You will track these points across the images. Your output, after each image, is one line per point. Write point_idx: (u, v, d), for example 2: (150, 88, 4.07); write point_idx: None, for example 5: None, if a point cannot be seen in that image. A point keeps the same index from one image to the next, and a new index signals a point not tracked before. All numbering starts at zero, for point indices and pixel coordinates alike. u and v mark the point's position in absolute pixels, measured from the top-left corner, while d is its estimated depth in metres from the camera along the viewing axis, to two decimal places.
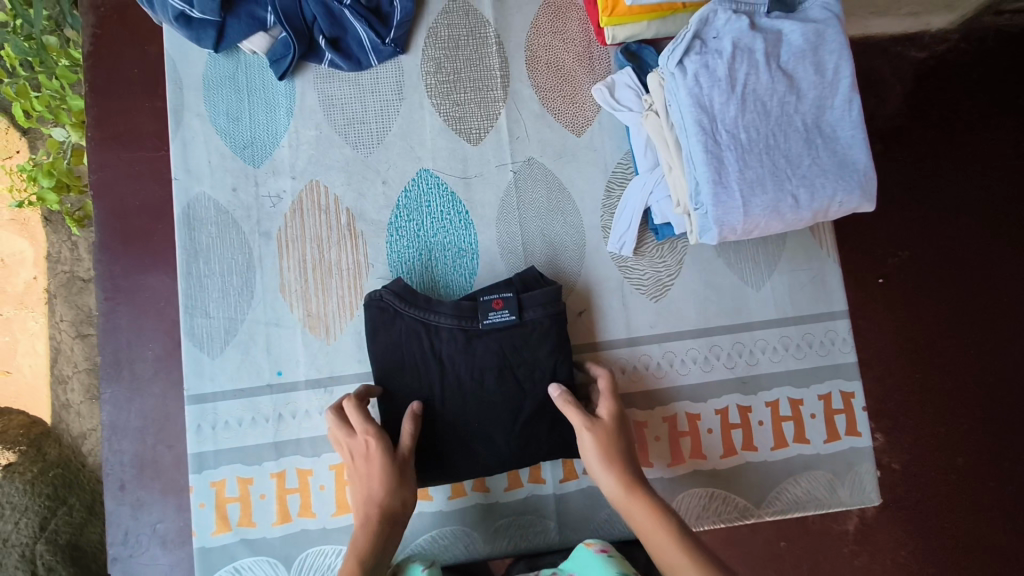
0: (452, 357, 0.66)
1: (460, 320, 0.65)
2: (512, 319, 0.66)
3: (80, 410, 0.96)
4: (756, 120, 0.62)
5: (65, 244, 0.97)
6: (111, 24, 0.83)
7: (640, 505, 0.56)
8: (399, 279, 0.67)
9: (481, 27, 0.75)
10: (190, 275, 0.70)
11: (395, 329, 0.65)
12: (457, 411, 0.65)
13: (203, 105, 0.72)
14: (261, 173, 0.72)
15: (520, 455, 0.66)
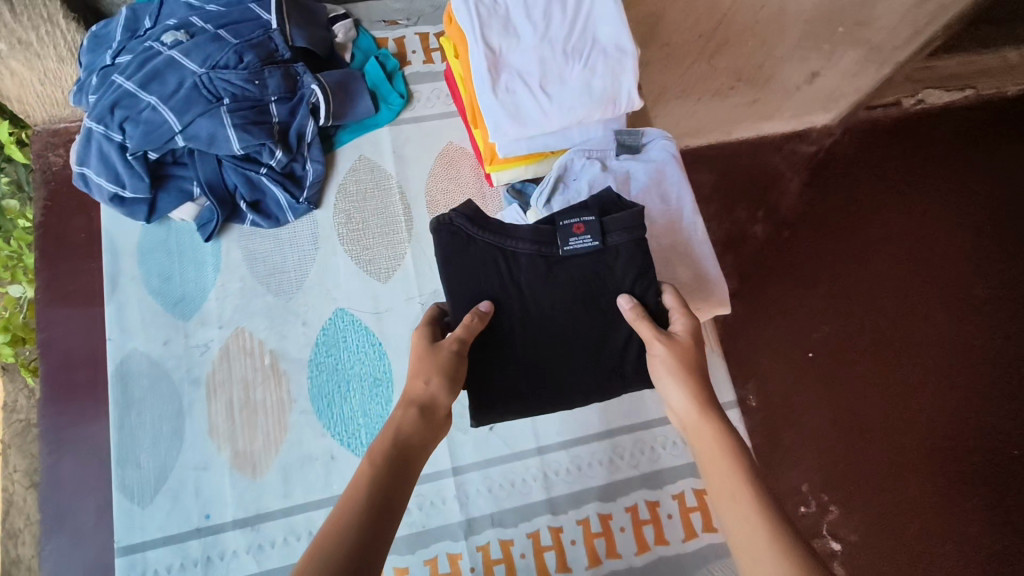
0: (532, 283, 0.62)
1: (540, 246, 0.62)
2: (594, 244, 0.62)
3: (31, 564, 0.90)
4: None
5: (21, 393, 0.98)
6: (61, 196, 0.93)
7: (706, 432, 0.54)
8: (467, 203, 0.63)
9: (385, 180, 0.87)
10: (122, 428, 0.75)
11: (470, 255, 0.61)
12: (536, 340, 0.62)
13: (138, 270, 0.80)
14: (190, 325, 0.79)
15: (611, 382, 0.64)
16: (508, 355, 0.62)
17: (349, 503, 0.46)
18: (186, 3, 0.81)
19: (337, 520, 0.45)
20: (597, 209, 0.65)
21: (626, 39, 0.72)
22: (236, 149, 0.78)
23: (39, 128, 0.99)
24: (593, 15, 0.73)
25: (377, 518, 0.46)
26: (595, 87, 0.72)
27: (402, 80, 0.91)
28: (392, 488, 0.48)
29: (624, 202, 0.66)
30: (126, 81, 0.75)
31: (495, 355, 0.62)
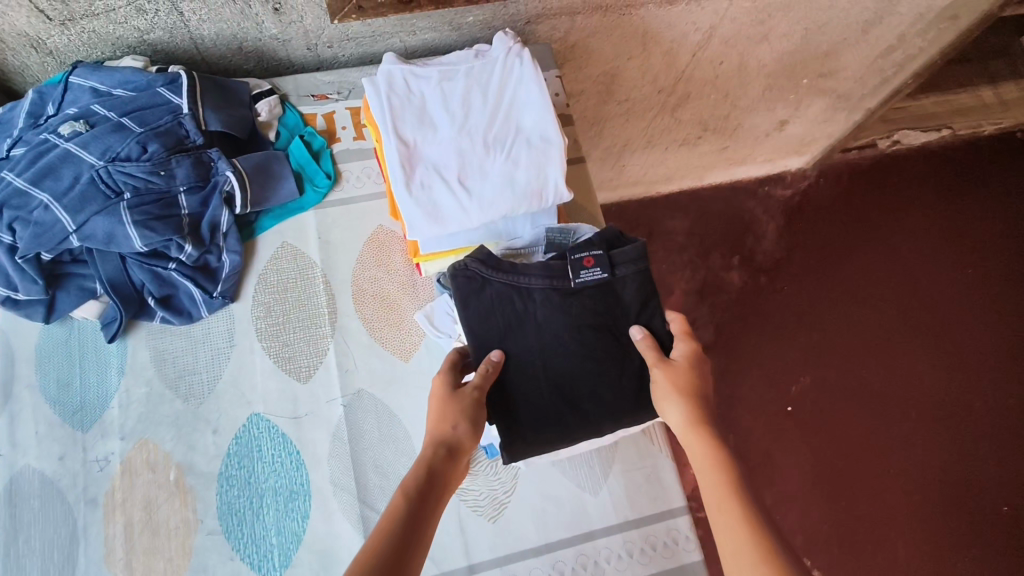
0: (548, 317, 0.64)
1: (552, 279, 0.65)
2: (604, 276, 0.65)
3: None
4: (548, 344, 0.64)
5: None
6: None
7: (704, 447, 0.57)
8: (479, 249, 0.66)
9: (309, 268, 0.81)
10: (7, 557, 0.68)
11: (486, 296, 0.64)
12: (555, 367, 0.64)
13: (33, 376, 0.74)
14: (89, 437, 0.72)
15: (631, 408, 0.65)
16: (525, 386, 0.63)
17: (377, 542, 0.48)
18: (90, 87, 0.77)
19: (366, 556, 0.46)
20: (602, 243, 0.68)
21: (551, 127, 0.68)
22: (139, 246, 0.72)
23: None
24: (516, 102, 0.69)
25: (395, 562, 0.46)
26: (519, 179, 0.67)
27: (329, 159, 0.85)
28: (420, 524, 0.50)
29: (625, 238, 0.70)
30: (15, 178, 0.70)
31: (524, 387, 0.63)
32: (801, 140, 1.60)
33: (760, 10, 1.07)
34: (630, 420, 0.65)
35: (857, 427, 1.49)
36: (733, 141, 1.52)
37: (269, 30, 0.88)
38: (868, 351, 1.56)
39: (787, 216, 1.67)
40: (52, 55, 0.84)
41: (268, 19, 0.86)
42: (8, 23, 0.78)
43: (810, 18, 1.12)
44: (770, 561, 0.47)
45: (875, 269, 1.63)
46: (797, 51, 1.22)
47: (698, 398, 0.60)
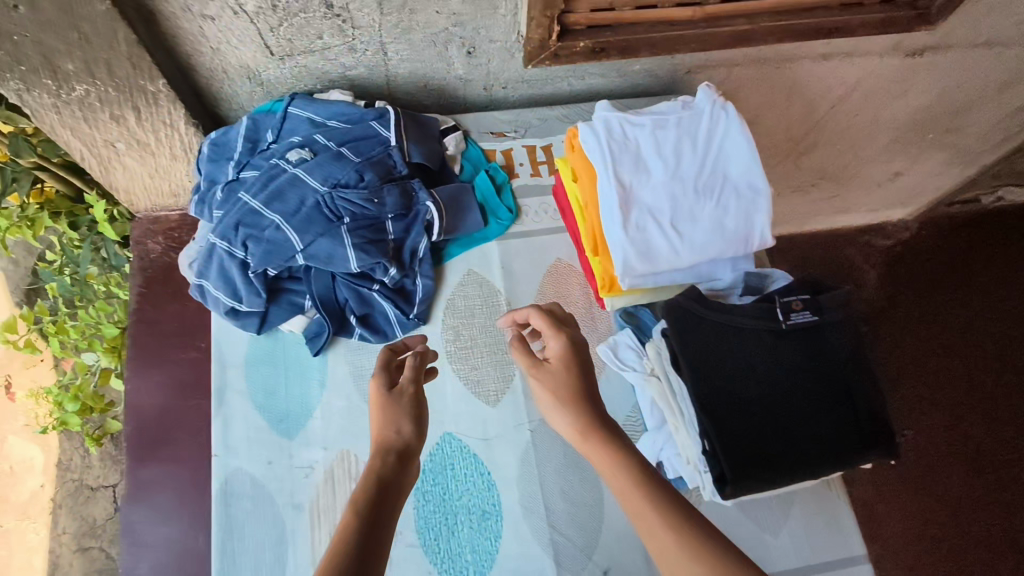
0: (760, 354, 0.66)
1: (765, 319, 0.67)
2: (813, 319, 0.68)
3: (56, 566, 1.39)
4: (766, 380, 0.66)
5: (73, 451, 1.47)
6: (155, 284, 1.08)
7: (603, 453, 0.53)
8: (690, 287, 0.70)
9: (494, 296, 0.85)
10: (223, 553, 0.72)
11: (700, 331, 0.67)
12: (772, 403, 0.65)
13: (243, 385, 0.79)
14: (295, 445, 0.77)
15: (848, 450, 0.64)
16: (744, 421, 0.64)
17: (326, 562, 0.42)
18: (307, 118, 0.81)
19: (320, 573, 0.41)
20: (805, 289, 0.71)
21: (759, 177, 0.71)
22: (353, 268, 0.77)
23: (143, 216, 1.11)
24: (724, 151, 0.72)
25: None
26: (728, 225, 0.70)
27: (511, 195, 0.90)
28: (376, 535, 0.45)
29: (824, 283, 0.72)
30: (251, 198, 0.75)
31: (745, 422, 0.64)
32: (909, 192, 1.62)
33: (907, 68, 1.11)
34: (850, 463, 0.65)
35: (966, 487, 1.45)
36: (845, 189, 1.54)
37: (456, 70, 0.94)
38: (975, 409, 1.53)
39: (890, 267, 1.67)
40: (260, 86, 0.91)
41: (459, 61, 0.92)
42: (236, 56, 0.84)
43: (951, 77, 1.15)
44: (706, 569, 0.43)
45: (981, 327, 1.62)
46: (930, 107, 1.25)
47: (584, 396, 0.56)
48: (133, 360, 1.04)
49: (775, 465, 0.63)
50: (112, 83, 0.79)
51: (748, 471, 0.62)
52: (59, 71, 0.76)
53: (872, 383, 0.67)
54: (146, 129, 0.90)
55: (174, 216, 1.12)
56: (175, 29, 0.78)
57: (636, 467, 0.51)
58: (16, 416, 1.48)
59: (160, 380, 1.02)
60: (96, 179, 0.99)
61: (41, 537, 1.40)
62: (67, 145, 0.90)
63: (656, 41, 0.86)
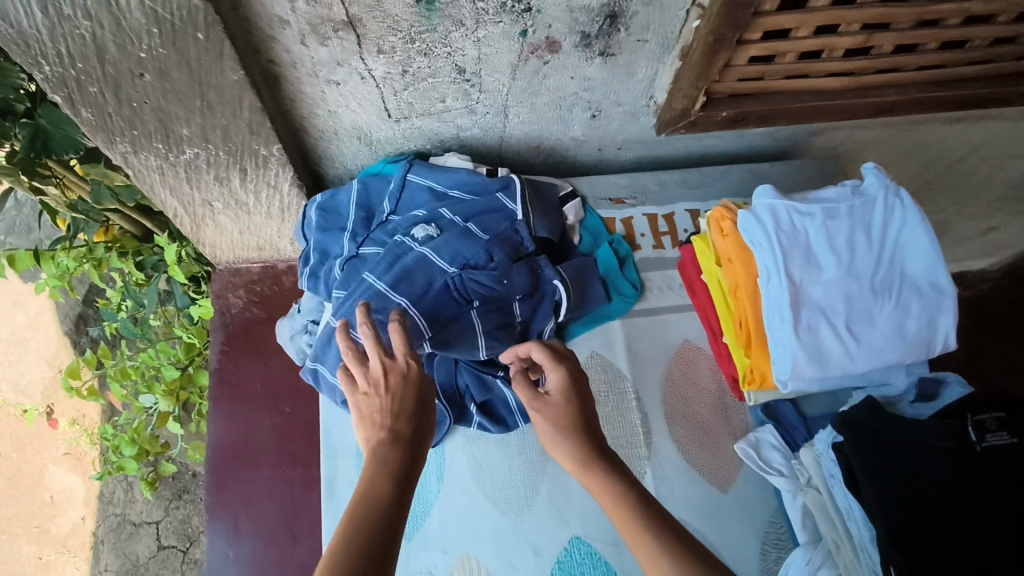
0: (953, 477, 0.60)
1: (951, 439, 0.61)
2: (1014, 441, 0.60)
3: None
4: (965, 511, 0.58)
5: (121, 485, 1.51)
6: (237, 341, 1.03)
7: (597, 479, 0.53)
8: (866, 398, 0.64)
9: (619, 381, 0.79)
10: None
11: (883, 448, 0.61)
12: (973, 536, 0.57)
13: (355, 476, 0.73)
14: (412, 546, 0.71)
15: None
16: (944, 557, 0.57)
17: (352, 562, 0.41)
18: (427, 186, 0.77)
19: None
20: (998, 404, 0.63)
21: (943, 275, 0.64)
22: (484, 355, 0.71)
23: (224, 267, 1.06)
24: (901, 245, 0.66)
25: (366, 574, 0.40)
26: (910, 328, 0.64)
27: (634, 269, 0.84)
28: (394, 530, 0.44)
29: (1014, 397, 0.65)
30: (376, 279, 0.69)
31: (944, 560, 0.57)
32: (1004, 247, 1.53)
33: None
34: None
35: None
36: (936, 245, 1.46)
37: (574, 132, 0.88)
38: None
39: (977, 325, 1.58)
40: (369, 146, 0.86)
41: (579, 123, 0.86)
42: (351, 118, 0.79)
43: None
44: None
45: None
46: None
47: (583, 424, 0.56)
48: (214, 422, 0.98)
49: None
50: (224, 147, 0.75)
51: None
52: (173, 134, 0.72)
53: None
54: (247, 189, 0.85)
55: (255, 268, 1.07)
56: (296, 92, 0.73)
57: (634, 497, 0.51)
58: (56, 445, 1.54)
59: (242, 445, 0.97)
60: (185, 234, 0.95)
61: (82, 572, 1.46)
62: (163, 203, 0.86)
63: (801, 111, 0.79)
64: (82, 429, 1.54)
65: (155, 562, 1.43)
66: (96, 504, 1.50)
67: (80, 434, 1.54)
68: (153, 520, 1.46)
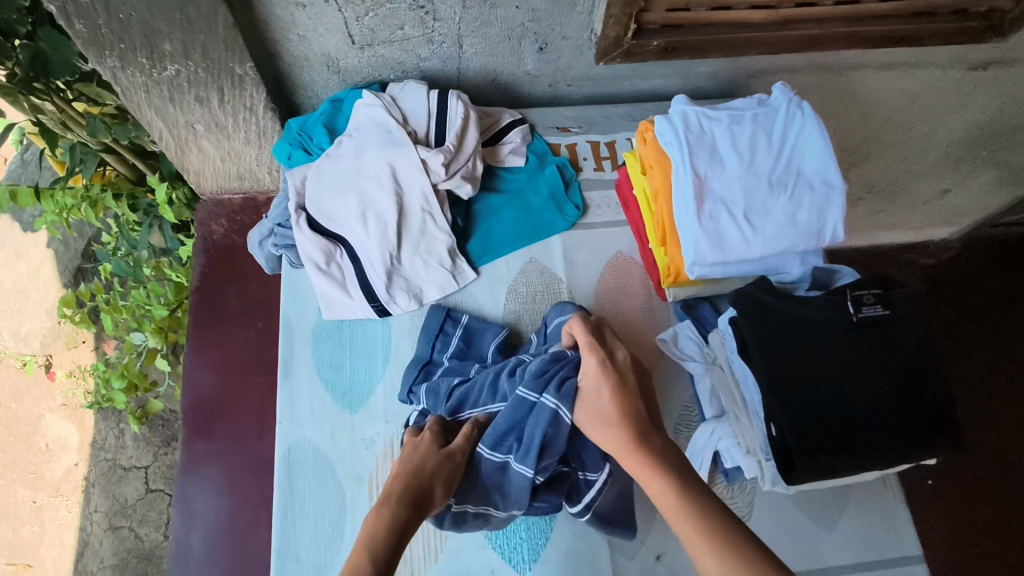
0: (830, 344, 0.68)
1: (834, 312, 0.69)
2: (884, 314, 0.69)
3: (90, 546, 1.47)
4: (836, 373, 0.68)
5: (113, 430, 1.57)
6: (217, 264, 1.09)
7: (641, 465, 0.62)
8: (760, 280, 0.72)
9: (555, 284, 0.87)
10: (286, 519, 0.74)
11: (772, 321, 0.69)
12: (839, 392, 0.67)
13: (310, 358, 0.81)
14: (357, 418, 0.79)
15: (915, 439, 0.66)
16: (812, 410, 0.66)
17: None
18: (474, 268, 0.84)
19: None
20: (877, 284, 0.72)
21: (833, 173, 0.72)
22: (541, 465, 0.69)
23: (207, 197, 1.13)
24: (798, 149, 0.74)
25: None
26: (801, 220, 0.72)
27: (578, 191, 0.92)
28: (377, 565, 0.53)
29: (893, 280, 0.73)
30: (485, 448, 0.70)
31: (813, 412, 0.66)
32: (954, 212, 1.61)
33: (970, 82, 1.11)
34: (916, 457, 0.67)
35: None
36: (890, 206, 1.54)
37: (526, 66, 0.95)
38: None
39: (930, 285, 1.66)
40: (337, 75, 0.93)
41: (530, 57, 0.93)
42: (319, 45, 0.86)
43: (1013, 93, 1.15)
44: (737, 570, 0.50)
45: None
46: (987, 124, 1.24)
47: (624, 414, 0.66)
48: (191, 371, 1.03)
49: (842, 452, 0.65)
50: (202, 65, 0.82)
51: (814, 456, 0.65)
52: (157, 51, 0.79)
53: (939, 382, 0.68)
54: (226, 112, 0.92)
55: (237, 199, 1.13)
56: (268, 15, 0.80)
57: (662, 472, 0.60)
58: (52, 396, 1.60)
59: (218, 355, 1.04)
60: (169, 160, 1.01)
61: (72, 515, 1.50)
62: (149, 125, 0.93)
63: (729, 42, 0.87)
64: (79, 381, 1.60)
65: (143, 504, 1.50)
66: (89, 450, 1.55)
67: (75, 385, 1.60)
68: (142, 465, 1.53)
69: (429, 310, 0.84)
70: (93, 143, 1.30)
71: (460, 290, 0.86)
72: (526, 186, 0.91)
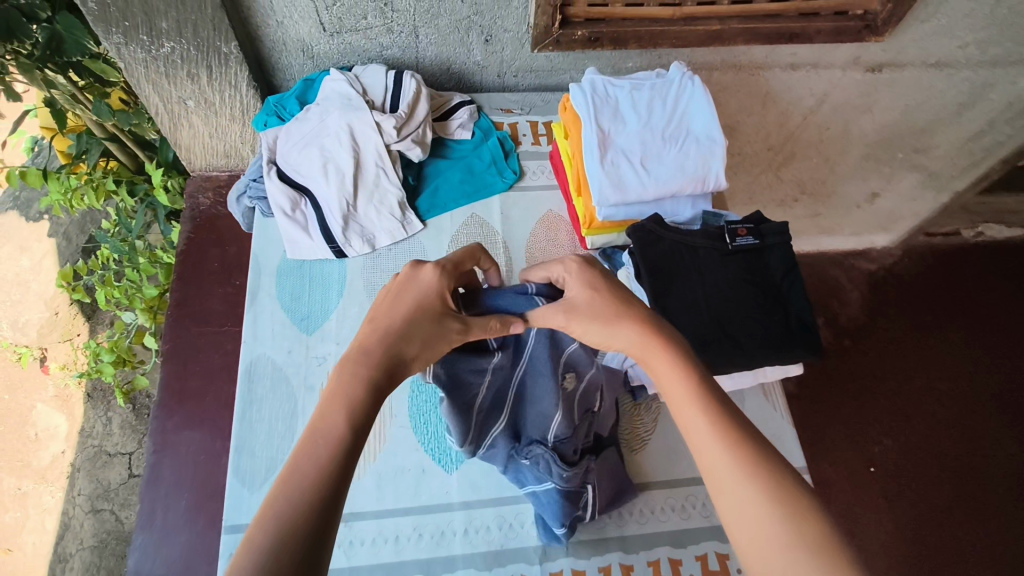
0: (708, 266, 0.81)
1: (713, 241, 0.82)
2: (755, 243, 0.82)
3: (71, 529, 1.54)
4: (712, 290, 0.80)
5: (101, 418, 1.66)
6: (203, 232, 1.22)
7: (657, 351, 0.58)
8: (654, 215, 0.84)
9: (492, 235, 1.00)
10: (244, 420, 0.84)
11: (662, 246, 0.81)
12: (715, 305, 0.79)
13: (274, 289, 0.94)
14: (312, 339, 0.91)
15: (780, 345, 0.77)
16: (691, 318, 0.78)
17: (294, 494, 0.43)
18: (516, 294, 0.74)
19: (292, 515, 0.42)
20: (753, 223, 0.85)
21: (716, 131, 0.86)
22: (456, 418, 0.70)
23: (197, 175, 1.28)
24: (689, 111, 0.88)
25: (324, 534, 0.42)
26: (689, 167, 0.85)
27: (516, 159, 1.06)
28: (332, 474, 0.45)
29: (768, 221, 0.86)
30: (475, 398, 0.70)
31: (692, 320, 0.77)
32: (888, 217, 1.73)
33: (870, 83, 1.26)
34: (781, 360, 0.77)
35: (944, 496, 1.50)
36: (825, 209, 1.68)
37: (475, 56, 1.11)
38: (950, 420, 1.59)
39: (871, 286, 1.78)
40: (311, 58, 1.09)
41: (477, 48, 1.09)
42: (295, 30, 1.03)
43: (911, 96, 1.31)
44: (772, 509, 0.47)
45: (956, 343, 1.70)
46: (895, 125, 1.40)
47: (636, 318, 0.60)
48: (167, 332, 1.13)
49: (717, 354, 0.76)
50: (194, 43, 0.98)
51: None
52: (155, 28, 0.95)
53: (802, 300, 0.80)
54: (215, 89, 1.08)
55: (223, 176, 1.28)
56: (251, 2, 0.97)
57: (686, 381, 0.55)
58: (45, 387, 1.68)
59: (197, 308, 1.15)
60: (164, 135, 1.16)
61: (55, 500, 1.57)
62: (147, 100, 1.08)
63: (642, 34, 1.03)
64: (73, 371, 1.69)
65: (126, 488, 1.59)
66: (76, 438, 1.63)
67: (68, 377, 1.69)
68: (127, 451, 1.62)
69: (381, 254, 0.97)
70: (99, 132, 1.45)
71: (408, 238, 0.99)
72: (470, 154, 1.06)
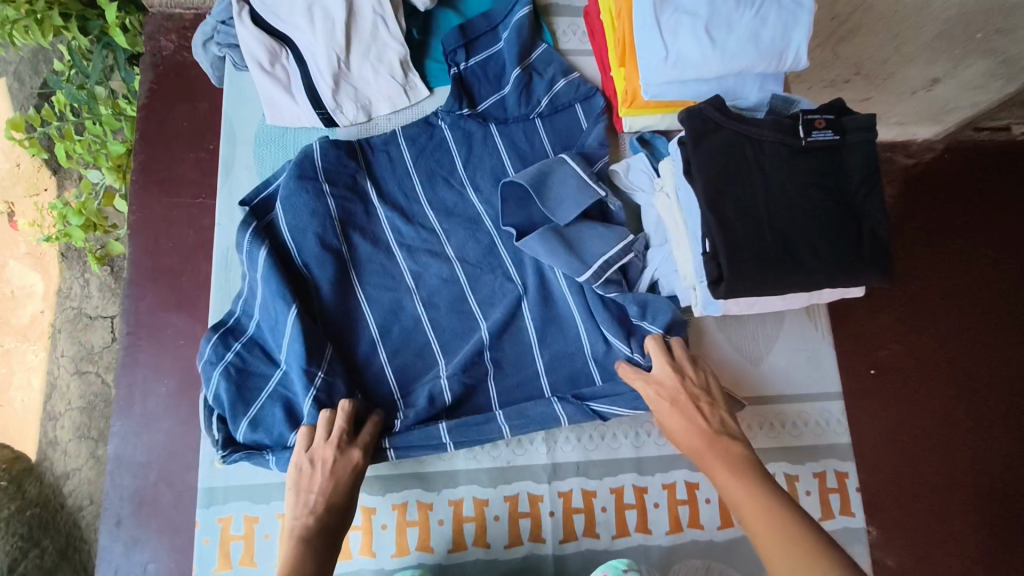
0: (775, 164, 0.67)
1: (784, 136, 0.68)
2: (834, 139, 0.68)
3: (59, 390, 1.48)
4: (777, 195, 0.66)
5: (78, 279, 1.54)
6: (167, 82, 1.04)
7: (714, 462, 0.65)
8: (715, 95, 0.70)
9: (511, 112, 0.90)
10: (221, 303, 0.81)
11: (720, 136, 0.68)
12: (777, 211, 0.66)
13: (251, 161, 0.86)
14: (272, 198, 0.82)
15: (846, 265, 0.66)
16: (750, 228, 0.65)
17: None
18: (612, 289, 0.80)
19: None
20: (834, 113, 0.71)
21: None
22: (329, 166, 0.82)
23: (157, 11, 1.06)
24: None
25: None
26: (764, 37, 0.68)
27: (548, 28, 0.95)
28: None
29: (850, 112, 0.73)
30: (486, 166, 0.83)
31: (751, 229, 0.65)
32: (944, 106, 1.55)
33: None
34: (841, 283, 0.67)
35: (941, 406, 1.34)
36: (877, 94, 1.49)
37: None
38: None
39: (907, 183, 1.64)
40: None
41: None
42: None
43: None
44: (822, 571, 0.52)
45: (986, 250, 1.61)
46: None
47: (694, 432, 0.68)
48: (132, 201, 0.99)
49: (779, 274, 0.65)
50: None
51: (742, 273, 0.64)
52: None
53: (883, 215, 0.68)
54: None
55: (190, 15, 1.07)
56: None
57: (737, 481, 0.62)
58: (15, 244, 1.55)
59: (166, 174, 1.01)
60: None
61: (39, 359, 1.50)
62: None
63: None
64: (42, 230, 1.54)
65: (110, 351, 1.50)
66: (54, 299, 1.53)
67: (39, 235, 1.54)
68: (109, 315, 1.52)
69: (378, 123, 0.89)
70: None
71: (411, 104, 0.90)
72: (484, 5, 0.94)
